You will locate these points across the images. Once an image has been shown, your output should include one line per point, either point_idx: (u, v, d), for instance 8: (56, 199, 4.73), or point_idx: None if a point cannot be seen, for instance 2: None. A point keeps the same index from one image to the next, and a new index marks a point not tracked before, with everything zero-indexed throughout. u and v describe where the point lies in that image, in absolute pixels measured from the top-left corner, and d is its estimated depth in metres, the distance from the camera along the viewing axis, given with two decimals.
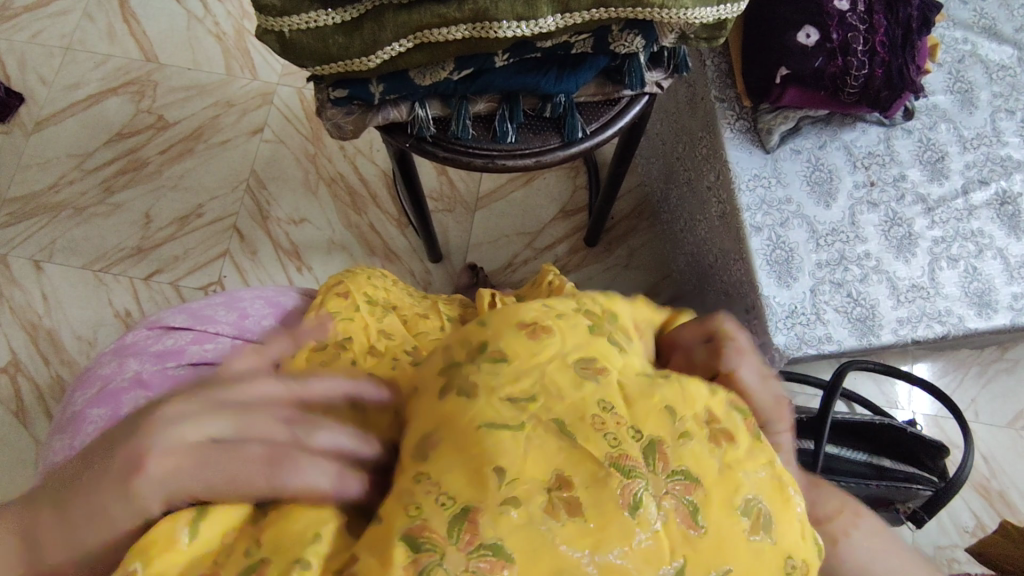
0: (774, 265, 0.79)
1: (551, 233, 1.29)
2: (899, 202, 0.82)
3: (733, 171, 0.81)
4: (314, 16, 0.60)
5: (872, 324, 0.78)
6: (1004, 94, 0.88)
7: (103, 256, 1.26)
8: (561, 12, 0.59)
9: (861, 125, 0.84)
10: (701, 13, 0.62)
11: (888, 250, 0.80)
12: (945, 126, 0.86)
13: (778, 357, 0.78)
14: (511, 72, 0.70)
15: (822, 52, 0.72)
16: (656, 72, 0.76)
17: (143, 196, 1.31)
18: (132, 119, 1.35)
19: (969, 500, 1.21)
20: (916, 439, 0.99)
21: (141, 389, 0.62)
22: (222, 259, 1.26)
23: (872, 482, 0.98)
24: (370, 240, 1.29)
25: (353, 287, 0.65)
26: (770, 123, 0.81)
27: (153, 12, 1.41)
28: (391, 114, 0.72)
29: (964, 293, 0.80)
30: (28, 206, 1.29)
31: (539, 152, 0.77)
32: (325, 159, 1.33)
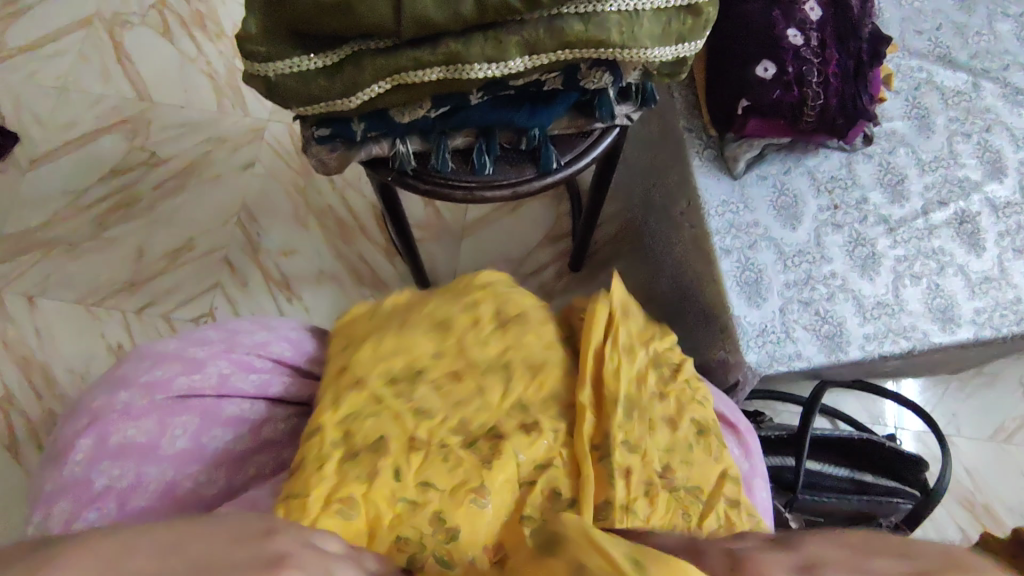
0: (743, 287, 0.82)
1: (538, 258, 1.32)
2: (862, 223, 0.86)
3: (701, 199, 0.85)
4: (298, 61, 0.63)
5: (840, 340, 0.81)
6: (960, 118, 0.93)
7: (96, 291, 1.28)
8: (528, 54, 0.63)
9: (822, 150, 0.88)
10: (660, 53, 0.66)
11: (853, 270, 0.84)
12: (903, 151, 0.90)
13: (749, 374, 0.81)
14: (487, 107, 0.73)
15: (779, 85, 0.77)
16: (624, 106, 0.80)
17: (135, 231, 1.33)
18: (126, 157, 1.39)
19: (952, 514, 1.22)
20: (895, 453, 1.02)
21: (130, 418, 0.64)
22: (213, 291, 1.29)
23: (853, 497, 1.01)
24: (359, 269, 1.31)
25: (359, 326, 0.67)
26: (736, 151, 0.85)
27: (146, 53, 1.46)
28: (374, 149, 0.76)
29: (927, 308, 0.83)
30: (22, 243, 1.31)
31: (516, 183, 0.82)
32: (315, 192, 1.37)
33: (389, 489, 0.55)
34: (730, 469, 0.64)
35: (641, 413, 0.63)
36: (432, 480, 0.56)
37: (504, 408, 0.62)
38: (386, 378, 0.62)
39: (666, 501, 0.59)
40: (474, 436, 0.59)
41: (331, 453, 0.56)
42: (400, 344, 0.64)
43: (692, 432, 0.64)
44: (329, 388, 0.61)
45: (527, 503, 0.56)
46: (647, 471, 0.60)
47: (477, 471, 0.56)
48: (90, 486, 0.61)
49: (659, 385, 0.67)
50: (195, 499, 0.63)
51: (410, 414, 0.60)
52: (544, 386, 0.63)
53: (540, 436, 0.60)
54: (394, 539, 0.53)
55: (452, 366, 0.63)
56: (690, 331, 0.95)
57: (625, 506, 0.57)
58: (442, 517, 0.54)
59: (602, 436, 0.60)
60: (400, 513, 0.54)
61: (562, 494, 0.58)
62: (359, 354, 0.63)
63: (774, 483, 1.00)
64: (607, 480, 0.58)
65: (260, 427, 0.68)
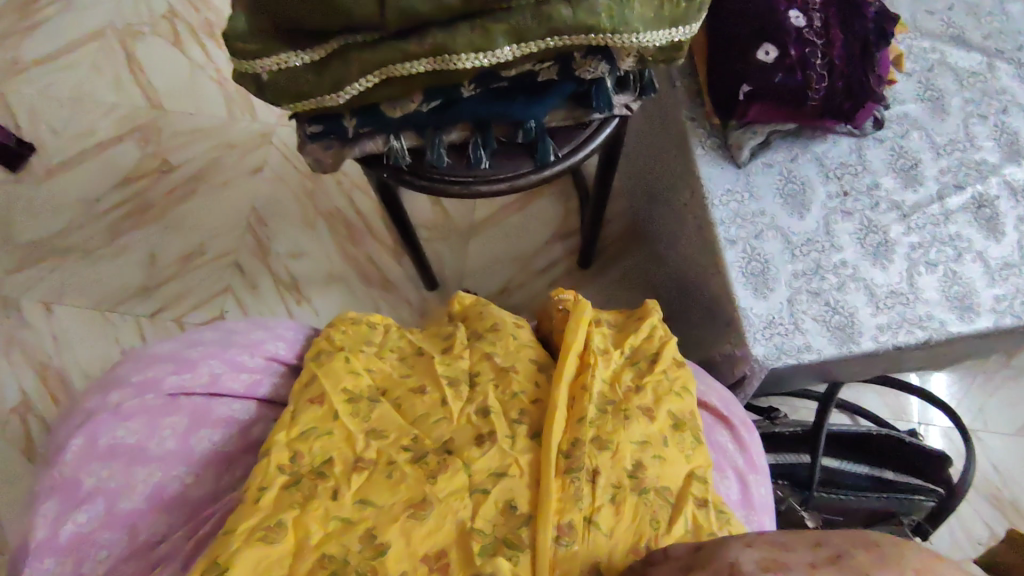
0: (750, 277, 0.79)
1: (546, 256, 1.30)
2: (873, 210, 0.83)
3: (705, 188, 0.83)
4: (285, 57, 0.63)
5: (851, 331, 0.78)
6: (976, 99, 0.89)
7: (108, 296, 1.30)
8: (517, 42, 0.62)
9: (831, 136, 0.86)
10: (653, 36, 0.64)
11: (864, 258, 0.81)
12: (916, 134, 0.87)
13: (756, 368, 0.78)
14: (481, 100, 0.72)
15: (781, 68, 0.75)
16: (623, 96, 0.79)
17: (147, 237, 1.35)
18: (137, 164, 1.40)
19: (980, 512, 1.17)
20: (918, 449, 0.98)
21: (122, 419, 0.64)
22: (223, 295, 1.30)
23: (872, 495, 0.97)
24: (367, 271, 1.31)
25: (331, 335, 0.69)
26: (739, 139, 0.82)
27: (157, 61, 1.48)
28: (368, 146, 0.75)
29: (943, 297, 0.79)
30: (38, 250, 1.34)
31: (512, 177, 0.81)
32: (323, 194, 1.37)
33: (325, 509, 0.55)
34: (700, 468, 0.60)
35: (613, 412, 0.60)
36: (371, 497, 0.56)
37: (462, 421, 0.61)
38: (346, 395, 0.62)
39: (634, 505, 0.56)
40: (425, 452, 0.59)
41: (273, 479, 0.57)
42: (369, 367, 0.66)
43: (669, 425, 0.61)
44: (293, 400, 0.63)
45: (474, 518, 0.55)
46: (616, 474, 0.57)
47: (421, 488, 0.56)
48: (79, 487, 0.61)
49: (635, 380, 0.64)
50: (182, 500, 0.63)
51: (363, 432, 0.60)
52: (509, 394, 0.62)
53: (494, 450, 0.58)
54: (319, 556, 0.53)
55: (417, 383, 0.64)
56: (696, 325, 0.92)
57: (587, 518, 0.55)
58: (375, 534, 0.53)
59: (570, 443, 0.58)
60: (331, 531, 0.54)
61: (517, 509, 0.55)
62: (327, 368, 0.64)
63: (788, 481, 0.95)
64: (568, 493, 0.55)
65: (250, 428, 0.67)
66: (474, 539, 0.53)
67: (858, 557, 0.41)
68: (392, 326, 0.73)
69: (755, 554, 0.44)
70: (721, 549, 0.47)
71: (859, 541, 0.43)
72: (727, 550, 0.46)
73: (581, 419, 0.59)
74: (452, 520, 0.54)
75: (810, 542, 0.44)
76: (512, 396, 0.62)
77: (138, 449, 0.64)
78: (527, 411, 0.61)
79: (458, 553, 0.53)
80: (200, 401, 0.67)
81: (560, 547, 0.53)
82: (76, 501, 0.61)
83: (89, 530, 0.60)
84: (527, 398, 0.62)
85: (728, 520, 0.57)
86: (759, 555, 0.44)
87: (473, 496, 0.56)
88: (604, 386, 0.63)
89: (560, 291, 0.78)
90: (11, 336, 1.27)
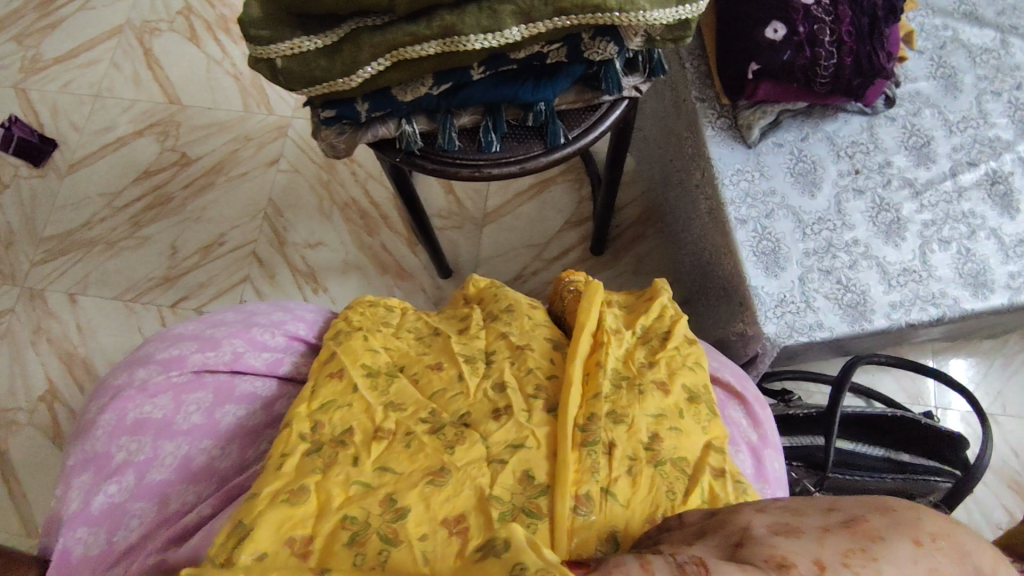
0: (761, 256, 0.80)
1: (559, 244, 1.31)
2: (885, 188, 0.83)
3: (716, 168, 0.83)
4: (298, 41, 0.64)
5: (864, 309, 0.78)
6: (989, 76, 0.88)
7: (132, 287, 1.33)
8: (524, 23, 0.63)
9: (842, 115, 0.86)
10: (660, 15, 0.65)
11: (877, 236, 0.81)
12: (929, 112, 0.87)
13: (769, 347, 0.78)
14: (490, 84, 0.73)
15: (790, 46, 0.75)
16: (633, 77, 0.79)
17: (168, 228, 1.38)
18: (157, 158, 1.43)
19: (1000, 496, 1.16)
20: (935, 431, 0.97)
21: (148, 395, 0.66)
22: (243, 284, 1.32)
23: (888, 476, 0.96)
24: (383, 260, 1.33)
25: (353, 315, 0.71)
26: (749, 118, 0.82)
27: (174, 57, 1.50)
28: (380, 130, 0.77)
29: (957, 274, 0.79)
30: (63, 243, 1.37)
31: (524, 159, 0.81)
32: (338, 185, 1.39)
33: (346, 474, 0.56)
34: (717, 440, 0.60)
35: (627, 388, 0.61)
36: (390, 465, 0.57)
37: (479, 396, 0.62)
38: (365, 370, 0.65)
39: (651, 476, 0.56)
40: (443, 424, 0.60)
41: (295, 446, 0.59)
42: (388, 346, 0.69)
43: (683, 400, 0.62)
44: (313, 376, 0.66)
45: (493, 485, 0.54)
46: (632, 446, 0.57)
47: (439, 456, 0.56)
48: (110, 459, 0.64)
49: (647, 357, 0.65)
50: (210, 470, 0.65)
51: (382, 404, 0.62)
52: (524, 370, 0.63)
53: (510, 422, 0.58)
54: (340, 517, 0.52)
55: (434, 361, 0.66)
56: (710, 307, 0.92)
57: (605, 488, 0.54)
58: (394, 497, 0.53)
59: (586, 417, 0.58)
60: (352, 495, 0.55)
61: (535, 479, 0.55)
62: (346, 347, 0.67)
63: (802, 463, 0.95)
64: (585, 465, 0.55)
65: (272, 403, 0.70)
66: (492, 504, 0.52)
67: (871, 519, 0.41)
68: (410, 312, 0.75)
69: (767, 518, 0.44)
70: (736, 514, 0.46)
71: (869, 505, 0.43)
72: (742, 515, 0.45)
73: (596, 395, 0.59)
74: (471, 485, 0.54)
75: (822, 507, 0.44)
76: (528, 371, 0.63)
77: (163, 424, 0.66)
78: (542, 387, 0.62)
79: (477, 518, 0.52)
80: (222, 378, 0.69)
81: (578, 516, 0.52)
82: (107, 473, 0.63)
83: (121, 500, 0.62)
84: (543, 373, 0.63)
85: (745, 490, 0.57)
86: (770, 519, 0.43)
87: (492, 465, 0.56)
88: (618, 363, 0.64)
89: (571, 273, 0.79)
90: (38, 327, 1.30)
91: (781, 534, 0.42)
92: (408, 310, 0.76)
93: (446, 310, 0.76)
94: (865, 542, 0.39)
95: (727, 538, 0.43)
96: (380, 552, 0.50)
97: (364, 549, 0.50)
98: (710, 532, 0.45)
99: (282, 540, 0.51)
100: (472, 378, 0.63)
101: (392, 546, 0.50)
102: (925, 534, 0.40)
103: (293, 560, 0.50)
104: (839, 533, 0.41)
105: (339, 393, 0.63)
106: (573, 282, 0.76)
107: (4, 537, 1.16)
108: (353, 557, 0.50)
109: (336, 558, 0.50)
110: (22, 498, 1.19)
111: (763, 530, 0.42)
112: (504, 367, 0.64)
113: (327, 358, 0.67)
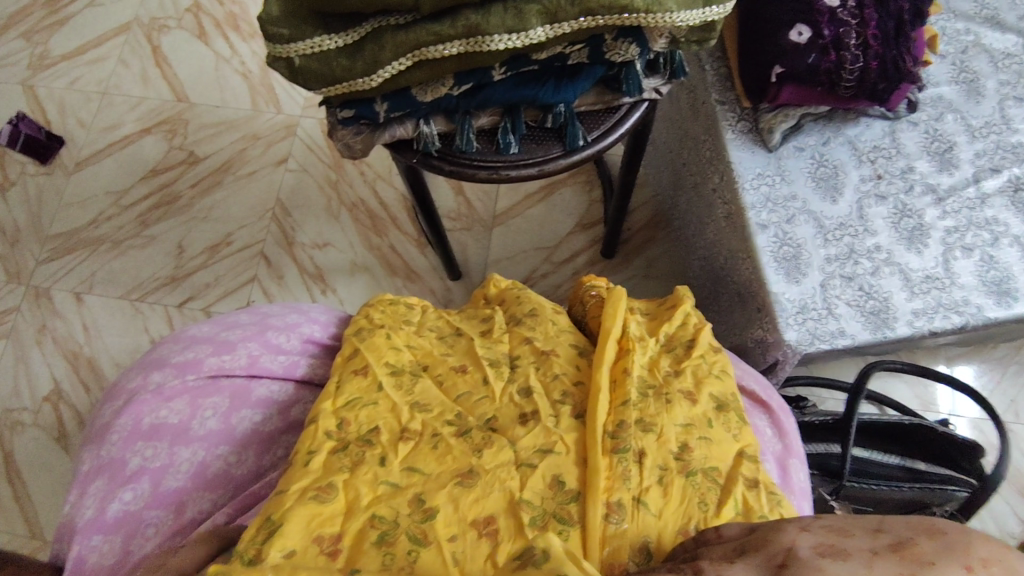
0: (782, 262, 0.79)
1: (569, 247, 1.30)
2: (908, 194, 0.82)
3: (735, 171, 0.82)
4: (318, 40, 0.64)
5: (886, 316, 0.77)
6: (1012, 81, 0.87)
7: (138, 286, 1.32)
8: (549, 23, 0.62)
9: (864, 119, 0.85)
10: (687, 16, 0.64)
11: (899, 242, 0.80)
12: (951, 117, 0.86)
13: (790, 353, 0.77)
14: (511, 85, 0.72)
15: (815, 49, 0.74)
16: (653, 79, 0.78)
17: (175, 227, 1.37)
18: (165, 156, 1.42)
19: (1014, 506, 1.15)
20: (950, 438, 0.94)
21: (163, 399, 0.65)
22: (250, 284, 1.31)
23: (904, 486, 0.94)
24: (391, 261, 1.32)
25: (373, 310, 0.71)
26: (771, 121, 0.82)
27: (182, 54, 1.49)
28: (397, 130, 0.76)
29: (981, 282, 0.78)
30: (70, 241, 1.36)
31: (542, 162, 0.80)
32: (346, 185, 1.38)
33: (374, 473, 0.55)
34: (750, 447, 0.59)
35: (654, 396, 0.60)
36: (419, 465, 0.56)
37: (505, 400, 0.61)
38: (390, 368, 0.64)
39: (682, 486, 0.55)
40: (469, 427, 0.59)
41: (321, 444, 0.58)
42: (411, 344, 0.68)
43: (712, 408, 0.61)
44: (336, 372, 0.64)
45: (523, 489, 0.54)
46: (662, 456, 0.56)
47: (467, 459, 0.56)
48: (125, 466, 0.63)
49: (673, 365, 0.64)
50: (225, 477, 0.64)
51: (408, 404, 0.61)
52: (550, 376, 0.62)
53: (538, 427, 0.58)
54: (369, 516, 0.52)
55: (458, 362, 0.65)
56: (725, 311, 0.91)
57: (636, 497, 0.54)
58: (424, 499, 0.53)
59: (615, 423, 0.57)
60: (380, 495, 0.54)
61: (565, 485, 0.54)
62: (369, 343, 0.65)
63: (819, 470, 0.94)
64: (616, 472, 0.54)
65: (289, 408, 0.69)
66: (523, 509, 0.52)
67: (920, 543, 0.40)
68: (429, 310, 0.74)
69: (812, 538, 0.42)
70: (779, 532, 0.44)
71: (920, 528, 0.41)
72: (785, 533, 0.44)
73: (624, 402, 0.58)
74: (500, 488, 0.54)
75: (869, 527, 0.42)
76: (554, 376, 0.62)
77: (179, 429, 0.65)
78: (570, 392, 0.61)
79: (507, 522, 0.52)
80: (239, 381, 0.68)
81: (610, 524, 0.51)
82: (121, 479, 0.62)
83: (135, 508, 0.62)
84: (569, 379, 0.62)
85: (780, 502, 0.55)
86: (816, 540, 0.42)
87: (521, 469, 0.55)
88: (644, 371, 0.63)
89: (590, 279, 0.78)
90: (43, 326, 1.29)
91: (829, 556, 0.40)
92: (427, 309, 0.75)
93: (468, 308, 0.75)
94: (916, 566, 0.39)
95: (770, 559, 0.42)
96: (409, 552, 0.50)
97: (393, 550, 0.51)
98: (751, 550, 0.44)
99: (311, 536, 0.51)
100: (497, 382, 0.62)
101: (422, 547, 0.51)
102: (977, 559, 0.39)
103: (323, 558, 0.50)
104: (889, 557, 0.39)
105: (358, 395, 0.61)
106: (594, 286, 0.76)
107: (8, 539, 1.14)
108: (382, 556, 0.50)
109: (364, 557, 0.50)
110: (26, 499, 1.17)
111: (809, 552, 0.41)
112: (532, 370, 0.63)
113: (349, 353, 0.65)
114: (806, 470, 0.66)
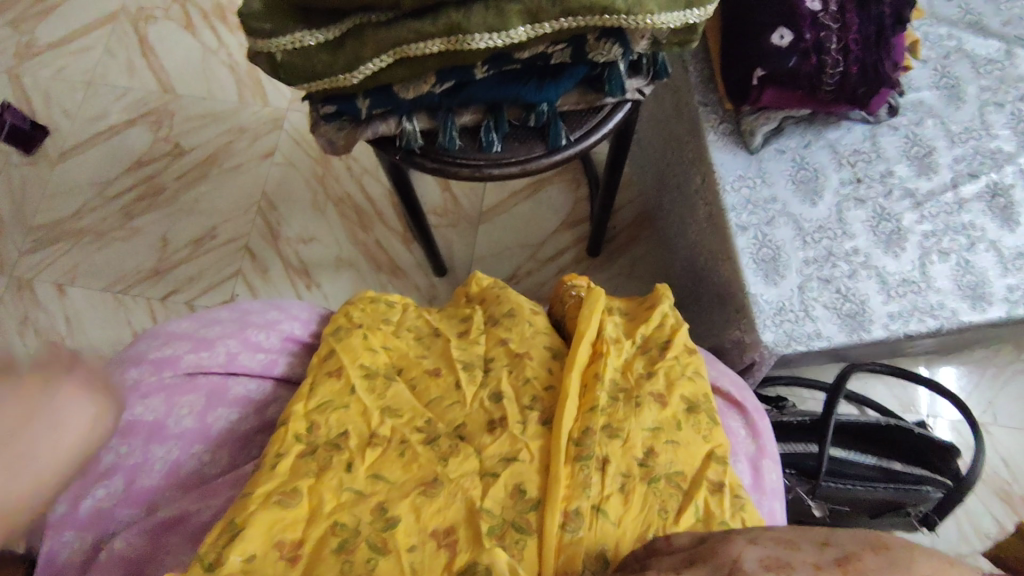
0: (761, 263, 0.79)
1: (555, 244, 1.30)
2: (886, 198, 0.83)
3: (717, 173, 0.83)
4: (299, 36, 0.63)
5: (862, 319, 0.77)
6: (993, 87, 0.88)
7: (121, 278, 1.31)
8: (531, 23, 0.62)
9: (845, 123, 0.85)
10: (668, 18, 0.64)
11: (877, 245, 0.80)
12: (932, 122, 0.86)
13: (767, 355, 0.78)
14: (493, 84, 0.72)
15: (796, 53, 0.75)
16: (636, 80, 0.78)
17: (160, 220, 1.36)
18: (150, 147, 1.41)
19: (990, 507, 1.17)
20: (925, 438, 0.95)
21: (139, 396, 0.65)
22: (234, 278, 1.31)
23: (879, 486, 0.95)
24: (377, 257, 1.32)
25: (352, 308, 0.70)
26: (753, 124, 0.82)
27: (169, 46, 1.48)
28: (380, 128, 0.76)
29: (956, 286, 0.79)
30: (53, 232, 1.35)
31: (524, 160, 0.80)
32: (333, 180, 1.37)
33: (339, 479, 0.56)
34: (719, 448, 0.60)
35: (624, 400, 0.61)
36: (383, 473, 0.57)
37: (474, 405, 0.61)
38: (363, 370, 0.64)
39: (643, 495, 0.56)
40: (437, 435, 0.60)
41: (290, 447, 0.58)
42: (387, 345, 0.68)
43: (681, 411, 0.61)
44: (311, 373, 0.64)
45: (484, 497, 0.55)
46: (626, 463, 0.57)
47: (432, 468, 0.57)
48: (99, 463, 0.63)
49: (646, 367, 0.64)
50: (199, 475, 0.65)
51: (379, 409, 0.61)
52: (521, 380, 0.62)
53: (504, 435, 0.58)
54: (331, 523, 0.53)
55: (431, 366, 0.65)
56: (705, 312, 0.92)
57: (596, 505, 0.54)
58: (385, 507, 0.54)
59: (581, 430, 0.57)
60: (343, 502, 0.55)
61: (527, 494, 0.55)
62: (344, 344, 0.65)
63: (795, 470, 0.94)
64: (577, 480, 0.55)
65: (265, 407, 0.69)
66: (482, 518, 0.53)
67: (863, 558, 0.39)
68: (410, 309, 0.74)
69: (760, 551, 0.43)
70: (727, 544, 0.45)
71: (866, 542, 0.41)
72: (733, 545, 0.45)
73: (593, 408, 0.59)
74: (462, 497, 0.55)
75: (816, 541, 0.42)
76: (525, 381, 0.62)
77: (154, 427, 0.65)
78: (539, 398, 0.61)
79: (467, 531, 0.53)
80: (216, 380, 0.68)
81: (566, 534, 0.52)
82: (95, 477, 0.62)
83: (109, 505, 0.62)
84: (540, 384, 0.62)
85: (742, 508, 0.56)
86: (762, 552, 0.43)
87: (484, 479, 0.56)
88: (616, 374, 0.63)
89: (571, 278, 0.78)
90: (26, 317, 1.28)
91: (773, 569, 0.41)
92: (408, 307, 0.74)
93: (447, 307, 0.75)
94: None
95: (718, 569, 0.43)
96: (368, 560, 0.51)
97: (352, 557, 0.51)
98: (698, 562, 0.44)
99: (272, 542, 0.52)
100: (468, 386, 0.63)
101: (380, 555, 0.51)
102: None
103: (281, 565, 0.51)
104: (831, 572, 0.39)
105: (328, 398, 0.61)
106: (574, 286, 0.76)
107: None
108: (340, 563, 0.51)
109: (323, 565, 0.51)
110: None
111: (754, 564, 0.42)
112: (504, 374, 0.63)
113: (325, 354, 0.65)
114: (779, 470, 0.67)
